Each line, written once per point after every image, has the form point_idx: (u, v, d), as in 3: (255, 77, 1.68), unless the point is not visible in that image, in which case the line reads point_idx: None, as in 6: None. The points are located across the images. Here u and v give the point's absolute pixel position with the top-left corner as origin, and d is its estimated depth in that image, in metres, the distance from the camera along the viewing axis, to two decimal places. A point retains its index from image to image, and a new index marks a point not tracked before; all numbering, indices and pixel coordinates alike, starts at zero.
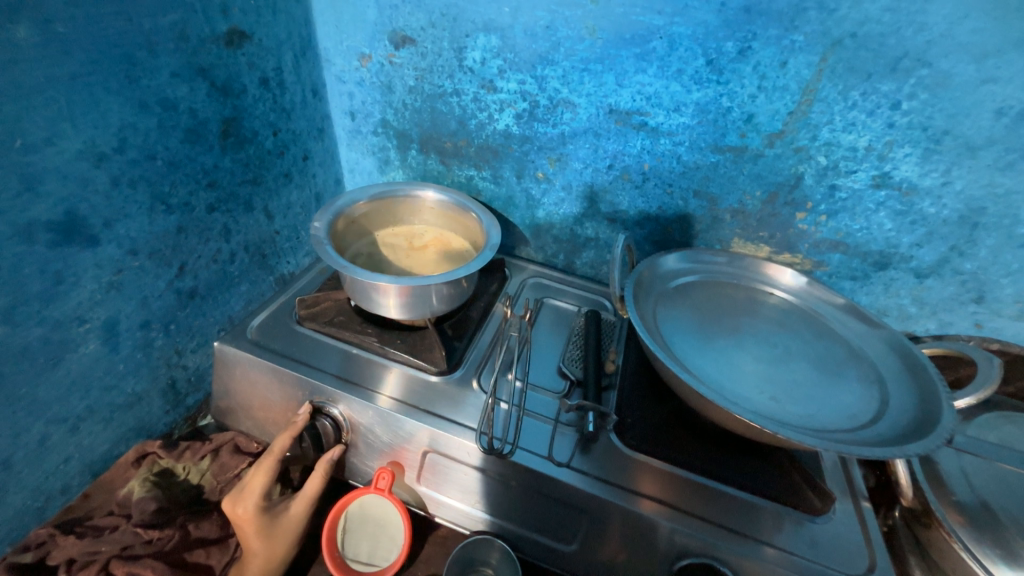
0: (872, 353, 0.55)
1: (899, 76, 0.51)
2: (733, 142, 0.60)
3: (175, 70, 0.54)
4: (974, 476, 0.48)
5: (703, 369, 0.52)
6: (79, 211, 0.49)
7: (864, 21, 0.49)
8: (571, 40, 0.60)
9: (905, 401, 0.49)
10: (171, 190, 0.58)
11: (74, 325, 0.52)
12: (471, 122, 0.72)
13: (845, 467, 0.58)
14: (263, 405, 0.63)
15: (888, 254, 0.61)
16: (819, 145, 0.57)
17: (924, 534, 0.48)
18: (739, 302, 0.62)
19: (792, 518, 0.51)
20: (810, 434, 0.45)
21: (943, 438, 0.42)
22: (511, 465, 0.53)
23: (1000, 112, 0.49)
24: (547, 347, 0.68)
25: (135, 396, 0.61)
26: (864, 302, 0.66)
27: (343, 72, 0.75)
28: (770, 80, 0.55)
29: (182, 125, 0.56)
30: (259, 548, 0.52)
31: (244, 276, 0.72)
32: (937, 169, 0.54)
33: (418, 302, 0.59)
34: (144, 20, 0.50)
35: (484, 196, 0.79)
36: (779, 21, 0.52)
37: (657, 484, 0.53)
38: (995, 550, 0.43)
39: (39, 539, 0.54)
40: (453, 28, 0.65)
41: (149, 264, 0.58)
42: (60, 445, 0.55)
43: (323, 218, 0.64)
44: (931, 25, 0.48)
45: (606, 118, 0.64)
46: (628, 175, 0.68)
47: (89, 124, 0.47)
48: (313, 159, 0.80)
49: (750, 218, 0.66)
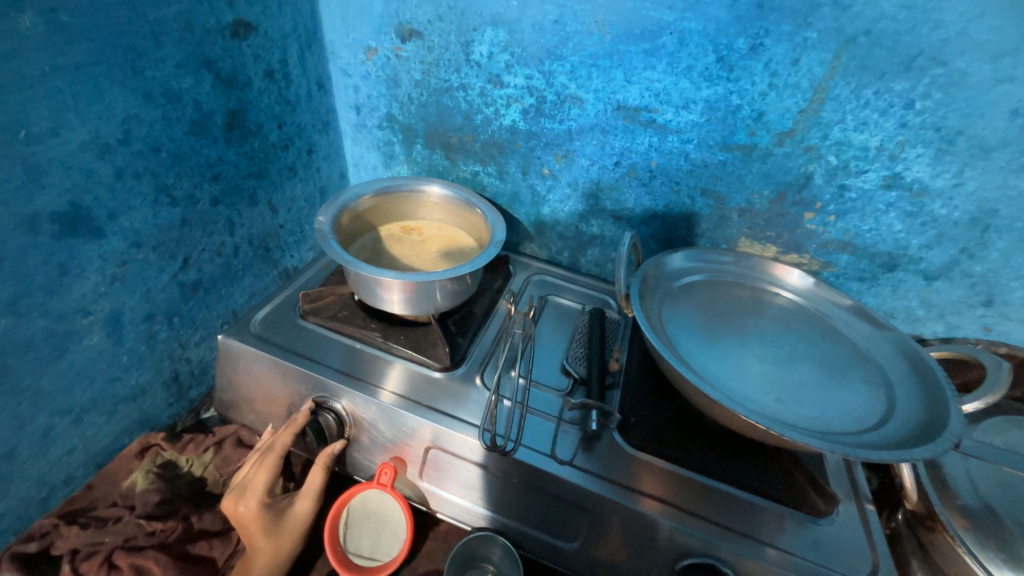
0: (879, 356, 0.55)
1: (912, 75, 0.50)
2: (742, 140, 0.60)
3: (180, 61, 0.54)
4: (979, 480, 0.49)
5: (708, 370, 0.52)
6: (84, 203, 0.49)
7: (879, 18, 0.49)
8: (580, 35, 0.60)
9: (912, 404, 0.48)
10: (175, 182, 0.57)
11: (78, 317, 0.52)
12: (477, 117, 0.71)
13: (848, 469, 0.58)
14: (266, 399, 0.63)
15: (897, 255, 0.61)
16: (830, 144, 0.57)
17: (927, 537, 0.48)
18: (745, 302, 0.61)
19: (795, 519, 0.51)
20: (815, 436, 0.44)
21: (951, 441, 0.41)
22: (514, 462, 0.53)
23: (1015, 113, 0.49)
24: (550, 344, 0.68)
25: (138, 388, 0.61)
26: (870, 304, 0.66)
27: (348, 65, 0.74)
28: (781, 78, 0.55)
29: (186, 117, 0.56)
30: (265, 546, 0.52)
31: (248, 270, 0.72)
32: (949, 170, 0.54)
33: (422, 298, 0.59)
34: (149, 10, 0.49)
35: (489, 192, 0.78)
36: (792, 17, 0.51)
37: (659, 483, 0.53)
38: (1000, 554, 0.43)
39: (42, 529, 0.54)
40: (461, 22, 0.64)
41: (153, 256, 0.58)
42: (64, 437, 0.55)
43: (328, 212, 0.63)
44: (947, 23, 0.47)
45: (614, 114, 0.63)
46: (635, 173, 0.67)
47: (93, 115, 0.47)
48: (318, 152, 0.79)
49: (757, 218, 0.65)
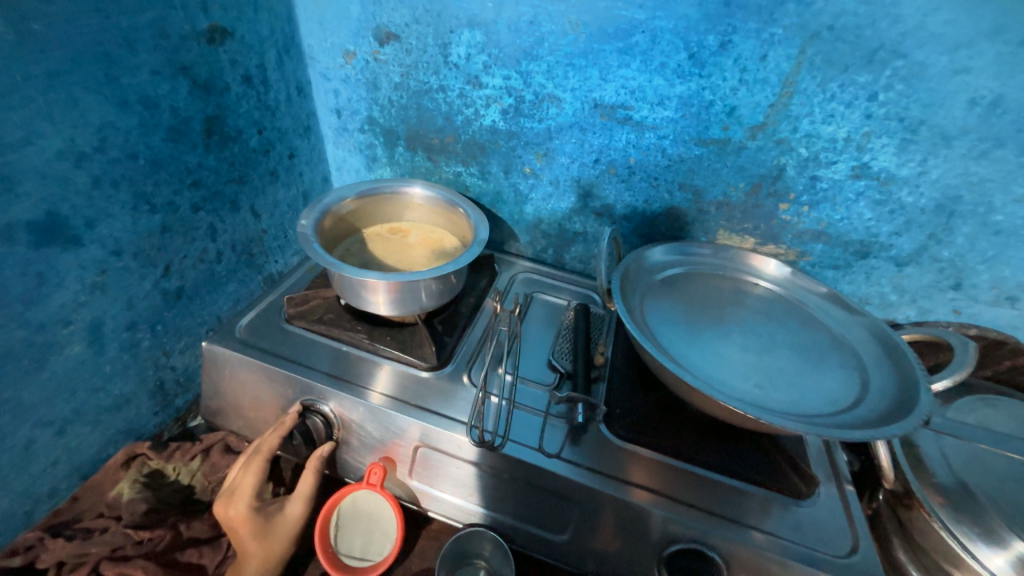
0: (853, 340, 0.56)
1: (875, 67, 0.52)
2: (716, 134, 0.61)
3: (156, 68, 0.54)
4: (953, 457, 0.50)
5: (689, 360, 0.53)
6: (61, 212, 0.49)
7: (841, 14, 0.50)
8: (555, 35, 0.61)
9: (885, 385, 0.50)
10: (154, 189, 0.57)
11: (58, 327, 0.52)
12: (457, 118, 0.72)
13: (829, 453, 0.59)
14: (254, 405, 0.63)
15: (869, 243, 0.63)
16: (800, 137, 0.58)
17: (906, 515, 0.49)
18: (725, 292, 0.63)
19: (780, 504, 0.52)
20: (793, 419, 0.46)
21: (921, 419, 0.43)
22: (502, 457, 0.54)
23: (972, 102, 0.51)
24: (536, 340, 0.68)
25: (122, 398, 0.61)
26: (846, 291, 0.68)
27: (328, 69, 0.74)
28: (750, 73, 0.56)
29: (164, 124, 0.56)
30: (255, 550, 0.52)
31: (231, 276, 0.72)
32: (914, 159, 0.55)
33: (407, 298, 0.59)
34: (122, 17, 0.49)
35: (472, 192, 0.79)
36: (758, 14, 0.53)
37: (646, 473, 0.53)
38: (974, 529, 0.45)
39: (27, 543, 0.53)
40: (438, 24, 0.65)
41: (134, 264, 0.57)
42: (46, 449, 0.54)
43: (310, 216, 0.64)
44: (905, 17, 0.49)
45: (591, 112, 0.65)
46: (614, 170, 0.68)
47: (68, 123, 0.47)
48: (300, 157, 0.79)
49: (734, 210, 0.66)
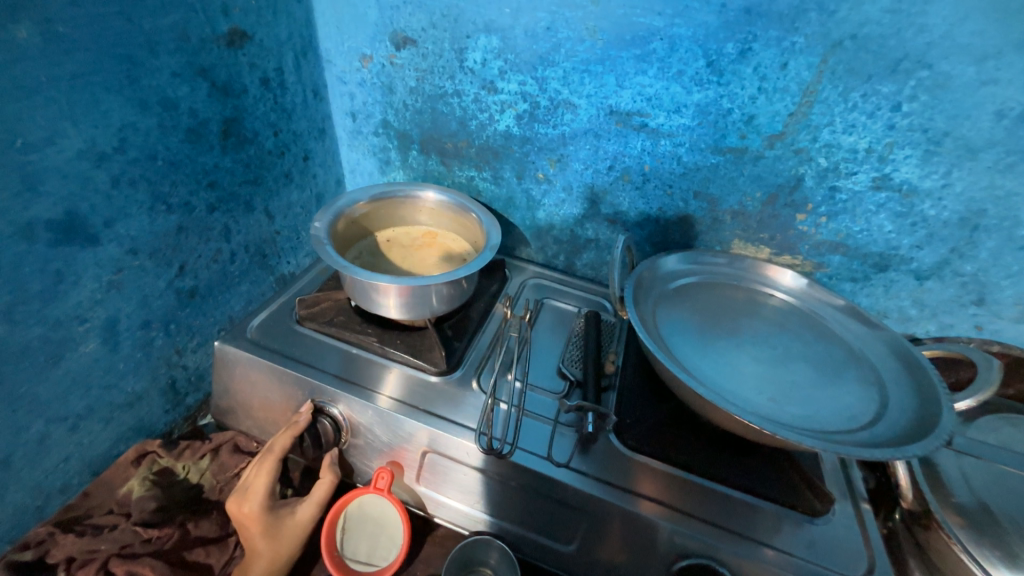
0: (872, 355, 0.55)
1: (898, 77, 0.51)
2: (733, 143, 0.60)
3: (176, 70, 0.54)
4: (974, 479, 0.48)
5: (702, 371, 0.52)
6: (80, 210, 0.49)
7: (864, 23, 0.50)
8: (572, 41, 0.60)
9: (905, 402, 0.49)
10: (171, 189, 0.58)
11: (74, 324, 0.52)
12: (471, 123, 0.72)
13: (844, 469, 0.58)
14: (263, 405, 0.63)
15: (888, 256, 0.61)
16: (819, 147, 0.57)
17: (924, 536, 0.47)
18: (739, 303, 0.62)
19: (793, 520, 0.51)
20: (809, 435, 0.44)
21: (943, 439, 0.42)
22: (510, 465, 0.53)
23: (1000, 114, 0.50)
24: (546, 346, 0.68)
25: (134, 395, 0.61)
26: (864, 304, 0.66)
27: (344, 73, 0.75)
28: (770, 82, 0.55)
29: (182, 126, 0.57)
30: (264, 549, 0.52)
31: (244, 277, 0.72)
32: (937, 171, 0.54)
33: (418, 302, 0.59)
34: (145, 20, 0.50)
35: (484, 197, 0.79)
36: (779, 22, 0.52)
37: (656, 485, 0.53)
38: (995, 552, 0.43)
39: (38, 537, 0.54)
40: (454, 29, 0.65)
41: (149, 263, 0.58)
42: (59, 444, 0.55)
43: (324, 218, 0.64)
44: (931, 27, 0.48)
45: (606, 118, 0.64)
46: (628, 177, 0.68)
47: (90, 124, 0.48)
48: (314, 159, 0.80)
49: (750, 220, 0.66)
